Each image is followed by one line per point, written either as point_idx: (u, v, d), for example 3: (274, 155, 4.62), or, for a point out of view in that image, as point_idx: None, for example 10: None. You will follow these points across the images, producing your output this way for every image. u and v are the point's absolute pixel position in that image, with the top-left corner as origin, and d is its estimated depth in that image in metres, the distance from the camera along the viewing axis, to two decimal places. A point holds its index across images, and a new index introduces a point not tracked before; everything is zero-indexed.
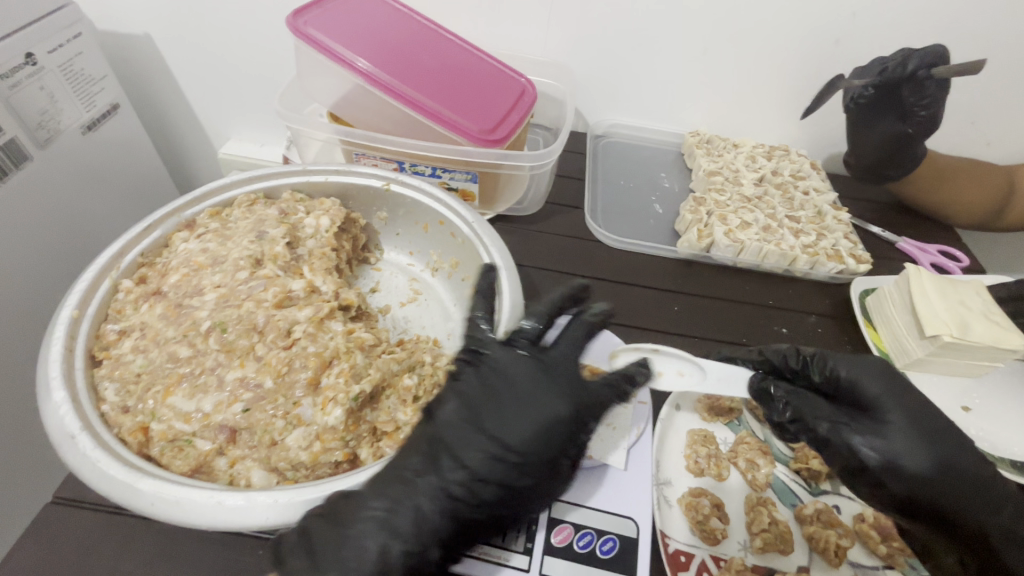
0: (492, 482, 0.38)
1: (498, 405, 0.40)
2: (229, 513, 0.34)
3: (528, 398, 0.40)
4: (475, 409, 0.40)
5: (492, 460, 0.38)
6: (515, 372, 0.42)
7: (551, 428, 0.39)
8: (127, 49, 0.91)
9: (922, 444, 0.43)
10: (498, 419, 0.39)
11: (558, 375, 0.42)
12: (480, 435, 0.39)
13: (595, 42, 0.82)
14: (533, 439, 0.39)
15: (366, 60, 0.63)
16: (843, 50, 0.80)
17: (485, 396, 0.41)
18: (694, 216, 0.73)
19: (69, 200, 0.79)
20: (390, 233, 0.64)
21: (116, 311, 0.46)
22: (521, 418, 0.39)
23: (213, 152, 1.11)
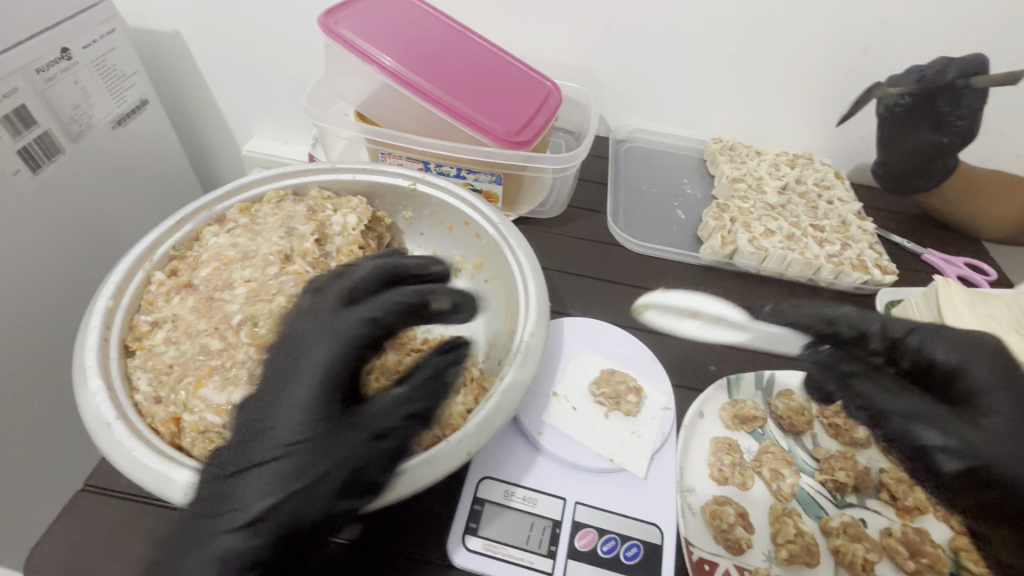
0: (309, 456, 0.35)
1: (272, 378, 0.38)
2: None
3: (290, 362, 0.38)
4: (272, 389, 0.37)
5: (304, 432, 0.35)
6: (306, 330, 0.39)
7: (322, 381, 0.37)
8: (157, 45, 0.93)
9: (1011, 425, 0.41)
10: (294, 394, 0.37)
11: (312, 333, 0.40)
12: (280, 415, 0.36)
13: (621, 46, 0.82)
14: (301, 407, 0.36)
15: (390, 57, 0.63)
16: (871, 58, 0.79)
17: (272, 378, 0.38)
18: (717, 223, 0.72)
19: (97, 192, 0.81)
20: (415, 233, 0.65)
21: (148, 302, 0.46)
22: (297, 380, 0.37)
23: (236, 149, 1.12)
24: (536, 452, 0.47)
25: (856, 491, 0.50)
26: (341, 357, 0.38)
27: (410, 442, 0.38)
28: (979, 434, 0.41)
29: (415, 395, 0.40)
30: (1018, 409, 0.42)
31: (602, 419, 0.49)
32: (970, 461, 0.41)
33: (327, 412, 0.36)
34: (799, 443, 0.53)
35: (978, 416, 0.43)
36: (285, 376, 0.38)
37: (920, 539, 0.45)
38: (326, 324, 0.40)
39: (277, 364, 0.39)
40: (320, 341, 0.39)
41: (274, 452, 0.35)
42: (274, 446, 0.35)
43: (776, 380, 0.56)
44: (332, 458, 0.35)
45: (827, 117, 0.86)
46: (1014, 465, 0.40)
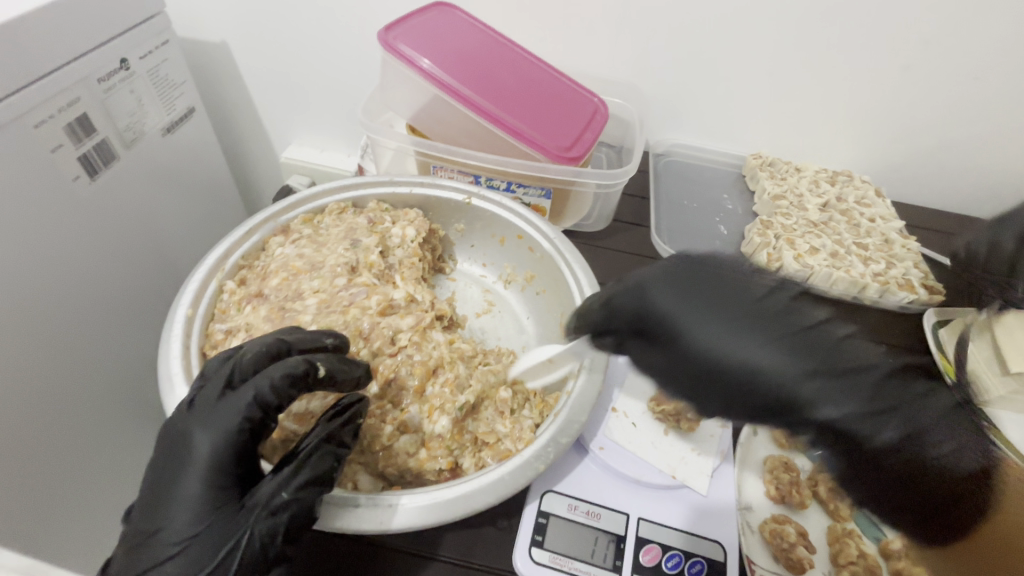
0: (196, 544, 0.35)
1: (171, 464, 0.37)
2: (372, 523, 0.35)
3: (179, 452, 0.36)
4: (168, 476, 0.36)
5: (191, 524, 0.35)
6: (194, 417, 0.37)
7: (207, 473, 0.36)
8: (204, 55, 0.96)
9: (713, 334, 0.36)
10: (181, 482, 0.36)
11: (188, 419, 0.37)
12: (172, 502, 0.36)
13: (663, 62, 0.83)
14: (181, 495, 0.36)
15: (429, 60, 0.65)
16: (914, 76, 0.79)
17: (168, 464, 0.37)
18: (762, 239, 0.73)
19: (146, 197, 0.83)
20: (465, 245, 0.66)
21: (222, 311, 0.48)
22: (187, 472, 0.36)
23: (275, 156, 1.14)
24: (598, 466, 0.47)
25: None
26: (225, 450, 0.36)
27: (309, 512, 0.35)
28: (848, 355, 0.36)
29: (307, 464, 0.36)
30: (713, 317, 0.37)
31: (661, 436, 0.49)
32: (805, 394, 0.34)
33: (215, 499, 0.36)
34: None
35: (679, 351, 0.38)
36: (180, 467, 0.36)
37: None
38: (206, 413, 0.37)
39: (169, 455, 0.37)
40: (204, 430, 0.36)
41: (167, 544, 0.35)
42: (168, 537, 0.35)
43: None
44: (217, 545, 0.35)
45: (867, 134, 0.87)
46: (732, 369, 0.36)
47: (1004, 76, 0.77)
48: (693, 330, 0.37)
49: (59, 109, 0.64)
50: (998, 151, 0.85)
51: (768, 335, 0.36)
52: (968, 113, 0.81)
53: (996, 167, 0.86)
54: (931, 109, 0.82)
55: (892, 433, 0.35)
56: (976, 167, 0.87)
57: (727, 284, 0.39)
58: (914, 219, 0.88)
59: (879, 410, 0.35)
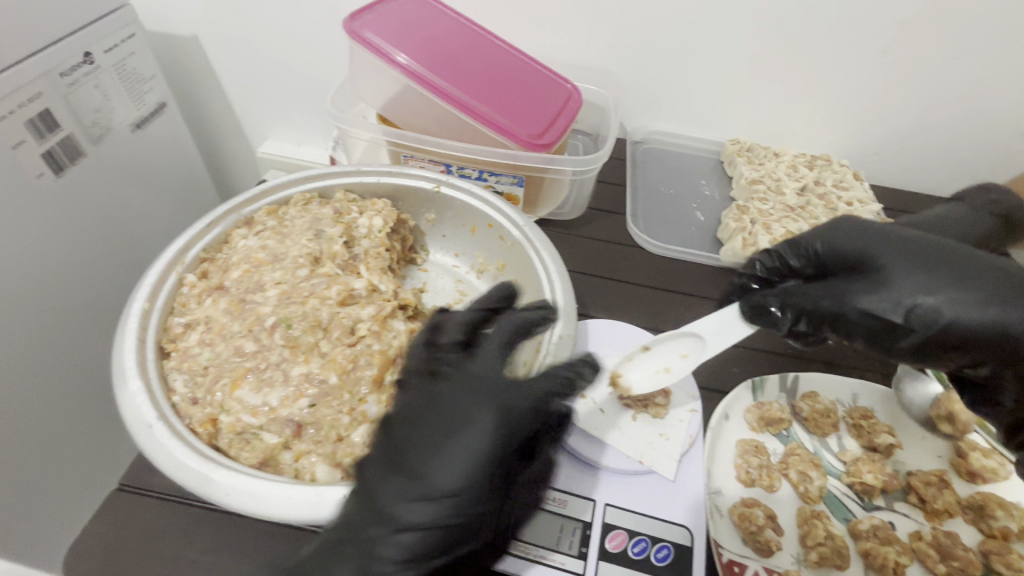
0: (418, 521, 0.34)
1: (410, 436, 0.37)
2: (300, 507, 0.35)
3: (459, 424, 0.37)
4: (398, 447, 0.37)
5: (426, 501, 0.34)
6: (447, 396, 0.38)
7: (472, 448, 0.35)
8: (175, 49, 0.94)
9: (908, 274, 0.42)
10: (417, 452, 0.36)
11: (442, 391, 0.38)
12: (397, 473, 0.35)
13: (638, 47, 0.82)
14: (477, 466, 0.35)
15: (406, 56, 0.63)
16: (891, 58, 0.78)
17: (403, 435, 0.37)
18: (738, 224, 0.72)
19: (116, 193, 0.81)
20: (437, 235, 0.65)
21: (181, 305, 0.47)
22: (458, 448, 0.36)
23: (251, 152, 1.13)
24: (565, 453, 0.47)
25: (884, 494, 0.50)
26: (501, 431, 0.36)
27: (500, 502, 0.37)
28: (985, 268, 0.42)
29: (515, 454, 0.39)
30: (914, 260, 0.43)
31: (629, 422, 0.50)
32: (992, 315, 0.39)
33: (497, 478, 0.35)
34: (825, 445, 0.53)
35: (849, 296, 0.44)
36: (415, 438, 0.37)
37: (951, 542, 0.46)
38: (432, 386, 0.39)
39: (432, 427, 0.37)
40: (481, 404, 0.37)
41: (377, 516, 0.34)
42: (382, 510, 0.34)
43: (799, 382, 0.56)
44: (449, 524, 0.34)
45: (845, 117, 0.86)
46: (946, 320, 0.40)
47: (979, 56, 0.76)
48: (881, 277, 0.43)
49: (18, 105, 0.63)
50: (976, 133, 0.84)
51: (933, 273, 0.42)
52: (945, 95, 0.81)
53: (974, 149, 0.86)
54: (908, 92, 0.82)
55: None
56: (954, 150, 0.87)
57: (873, 235, 0.47)
58: (892, 202, 0.88)
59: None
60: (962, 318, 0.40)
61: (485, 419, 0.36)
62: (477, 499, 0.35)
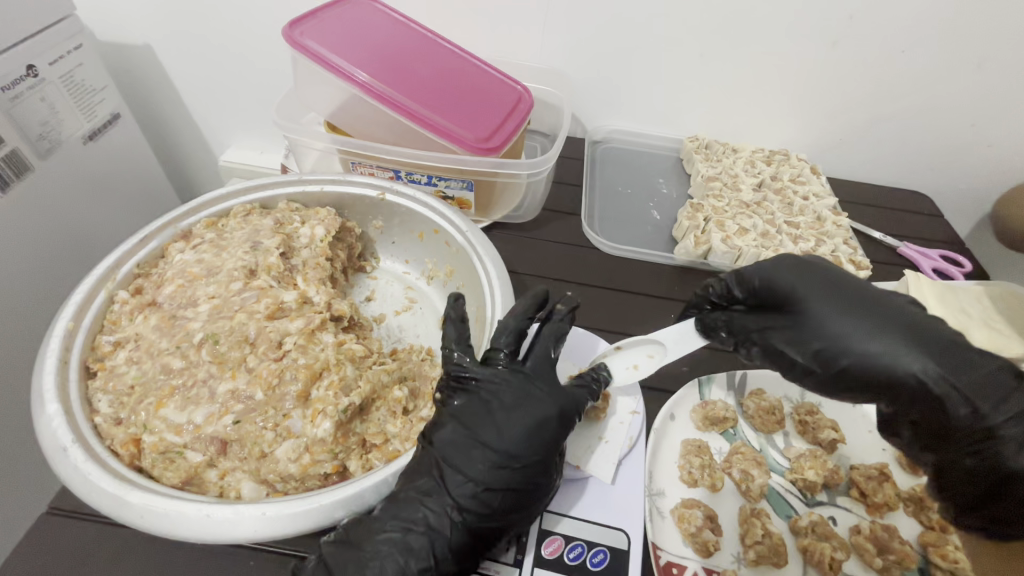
0: (496, 489, 0.38)
1: (480, 413, 0.41)
2: (217, 526, 0.34)
3: (520, 405, 0.41)
4: (473, 425, 0.41)
5: (499, 470, 0.39)
6: (507, 388, 0.42)
7: (540, 428, 0.41)
8: (128, 58, 0.93)
9: (836, 319, 0.42)
10: (498, 429, 0.40)
11: (508, 379, 0.43)
12: (475, 446, 0.40)
13: (591, 47, 0.82)
14: (535, 441, 0.40)
15: (366, 73, 0.63)
16: (842, 51, 0.79)
17: (477, 413, 0.41)
18: (691, 223, 0.73)
19: (68, 207, 0.80)
20: (386, 242, 0.65)
21: (112, 323, 0.46)
22: (517, 432, 0.40)
23: (214, 160, 1.12)
24: None
25: (826, 489, 0.50)
26: (556, 422, 0.42)
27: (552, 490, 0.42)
28: (894, 305, 0.42)
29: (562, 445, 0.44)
30: (845, 305, 0.42)
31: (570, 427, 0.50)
32: (883, 356, 0.39)
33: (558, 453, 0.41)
34: (771, 442, 0.53)
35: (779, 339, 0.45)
36: (492, 414, 0.41)
37: (888, 536, 0.46)
38: (492, 376, 0.43)
39: (500, 405, 0.41)
40: (542, 397, 0.42)
41: (455, 482, 0.38)
42: (461, 475, 0.39)
43: (747, 380, 0.56)
44: (523, 495, 0.39)
45: (800, 113, 0.87)
46: (840, 358, 0.41)
47: (927, 48, 0.77)
48: (810, 323, 0.43)
49: None
50: (929, 125, 0.85)
51: (841, 310, 0.42)
52: (897, 87, 0.82)
53: (928, 140, 0.87)
54: (859, 86, 0.82)
55: (1001, 413, 0.38)
56: (909, 141, 0.88)
57: (801, 263, 0.47)
58: (850, 195, 0.89)
59: (985, 387, 0.38)
60: (882, 370, 0.39)
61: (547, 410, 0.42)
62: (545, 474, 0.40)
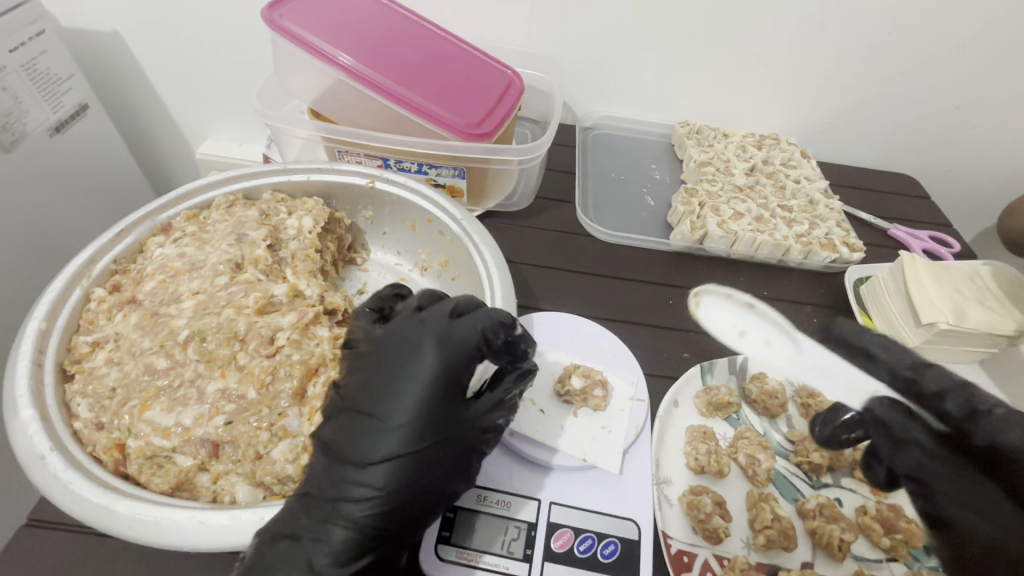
0: (395, 465, 0.34)
1: (365, 385, 0.37)
2: (212, 534, 0.32)
3: (403, 364, 0.36)
4: (357, 397, 0.36)
5: (393, 443, 0.34)
6: (388, 344, 0.37)
7: (429, 385, 0.35)
8: (96, 46, 0.88)
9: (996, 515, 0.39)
10: (383, 398, 0.35)
11: (389, 338, 0.38)
12: (363, 421, 0.35)
13: (580, 30, 0.80)
14: (427, 400, 0.35)
15: (348, 55, 0.61)
16: (831, 33, 0.78)
17: (361, 385, 0.37)
18: (686, 208, 0.72)
19: (36, 203, 0.76)
20: (377, 232, 0.62)
21: (88, 322, 0.43)
22: (396, 394, 0.35)
23: (191, 153, 1.07)
24: (511, 454, 0.46)
25: (832, 471, 0.50)
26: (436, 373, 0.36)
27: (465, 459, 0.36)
28: None
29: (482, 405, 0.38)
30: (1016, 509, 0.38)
31: (571, 419, 0.48)
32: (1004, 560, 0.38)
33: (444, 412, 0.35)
34: (774, 425, 0.53)
35: (951, 507, 0.42)
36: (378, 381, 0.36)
37: (894, 515, 0.46)
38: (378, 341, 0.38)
39: (381, 370, 0.36)
40: (422, 346, 0.36)
41: (353, 467, 0.34)
42: (355, 459, 0.34)
43: (747, 366, 0.57)
44: (412, 467, 0.35)
45: (789, 96, 0.86)
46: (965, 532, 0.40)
47: (914, 30, 0.77)
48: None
49: None
50: (916, 107, 0.85)
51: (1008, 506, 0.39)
52: (885, 69, 0.81)
53: (915, 122, 0.87)
54: (848, 68, 0.82)
55: None
56: (897, 123, 0.88)
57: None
58: (840, 178, 0.89)
59: None
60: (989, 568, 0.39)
61: (428, 361, 0.36)
62: (451, 429, 0.36)
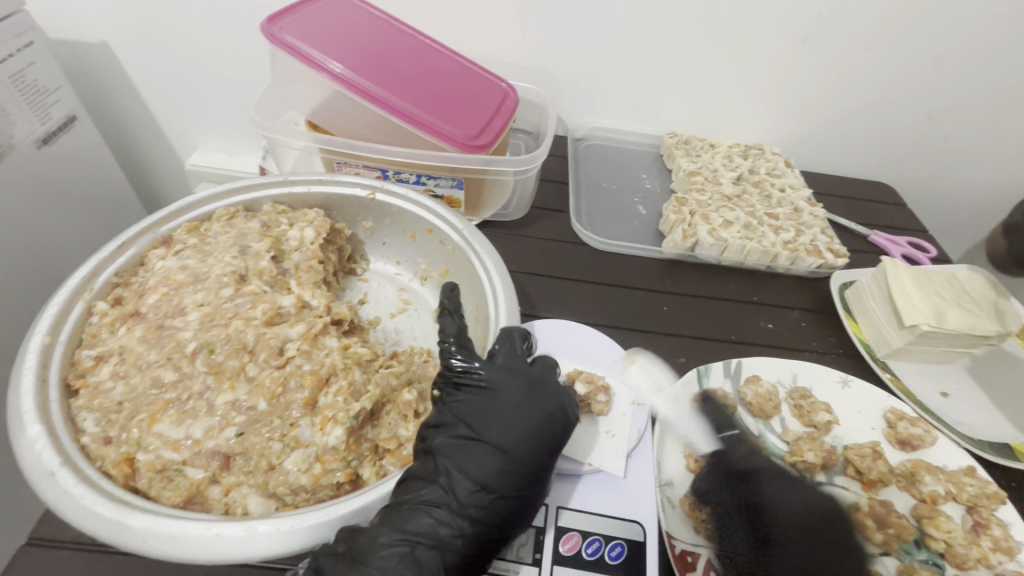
0: (501, 495, 0.37)
1: (483, 414, 0.39)
2: (229, 545, 0.32)
3: (529, 403, 0.40)
4: (478, 425, 0.39)
5: (506, 475, 0.37)
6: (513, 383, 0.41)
7: (551, 428, 0.39)
8: (83, 58, 0.87)
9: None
10: (504, 432, 0.38)
11: (517, 376, 0.41)
12: (478, 449, 0.38)
13: (571, 44, 0.82)
14: (542, 442, 0.39)
15: (342, 65, 0.62)
16: (810, 48, 0.82)
17: (480, 415, 0.39)
18: (677, 217, 0.74)
19: (22, 216, 0.75)
20: (377, 243, 0.63)
21: (91, 336, 0.43)
22: (520, 431, 0.38)
23: (179, 165, 1.06)
24: None
25: (825, 470, 0.52)
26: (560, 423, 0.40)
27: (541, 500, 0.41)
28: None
29: None
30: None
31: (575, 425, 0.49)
32: None
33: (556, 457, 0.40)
34: (769, 427, 0.55)
35: (790, 553, 0.42)
36: (498, 414, 0.39)
37: (886, 510, 0.48)
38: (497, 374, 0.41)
39: (511, 406, 0.39)
40: (551, 397, 0.41)
41: (461, 491, 0.36)
42: (465, 484, 0.36)
43: (741, 368, 0.58)
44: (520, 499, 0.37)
45: (771, 108, 0.89)
46: None
47: (887, 45, 0.80)
48: None
49: None
50: (892, 119, 0.89)
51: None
52: (862, 82, 0.85)
53: (891, 133, 0.91)
54: (827, 82, 0.86)
55: None
56: (874, 134, 0.92)
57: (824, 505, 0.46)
58: (822, 187, 0.92)
59: None
60: None
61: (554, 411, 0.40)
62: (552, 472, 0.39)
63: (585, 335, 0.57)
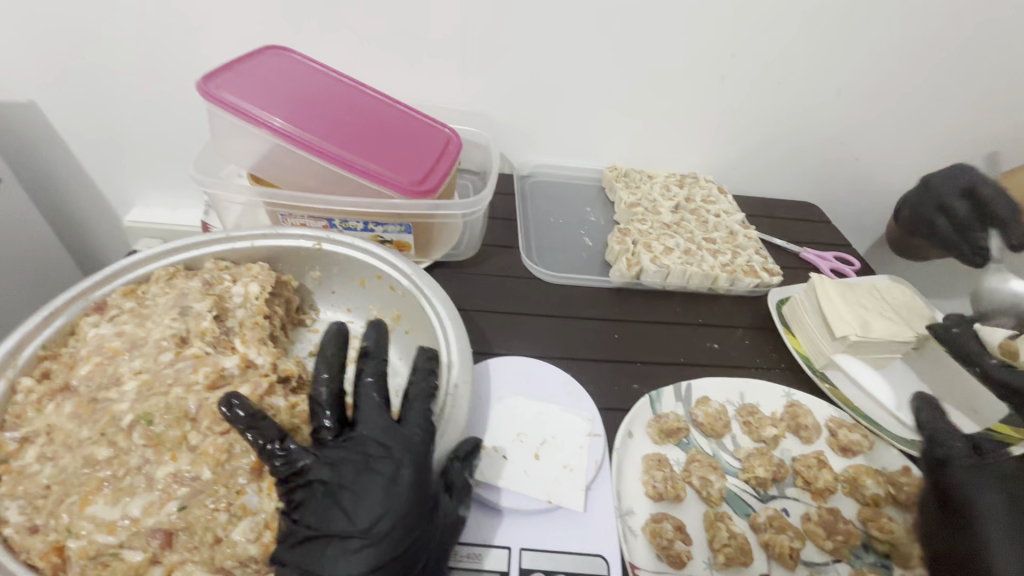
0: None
1: (325, 506, 0.37)
2: None
3: (365, 476, 0.38)
4: (321, 520, 0.36)
5: (366, 557, 0.35)
6: (344, 463, 0.38)
7: (399, 487, 0.38)
8: (9, 118, 0.84)
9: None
10: (347, 514, 0.36)
11: (346, 454, 0.39)
12: (325, 544, 0.35)
13: (510, 88, 0.86)
14: (391, 504, 0.37)
15: (285, 121, 0.62)
16: (730, 84, 0.88)
17: (321, 509, 0.37)
18: (622, 247, 0.77)
19: None
20: (325, 292, 0.62)
21: (15, 416, 0.40)
22: (369, 505, 0.37)
23: (117, 222, 1.02)
24: (476, 504, 0.45)
25: (777, 483, 0.54)
26: (410, 474, 0.38)
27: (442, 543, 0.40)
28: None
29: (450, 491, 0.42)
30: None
31: (533, 461, 0.48)
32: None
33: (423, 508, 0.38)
34: (722, 445, 0.57)
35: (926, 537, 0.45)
36: (341, 503, 0.37)
37: (834, 518, 0.50)
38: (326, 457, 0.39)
39: (349, 491, 0.37)
40: (388, 457, 0.39)
41: None
42: None
43: (692, 390, 0.61)
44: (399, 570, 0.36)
45: (701, 139, 0.96)
46: None
47: (797, 79, 0.88)
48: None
49: None
50: (809, 144, 0.97)
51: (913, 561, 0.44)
52: (779, 113, 0.93)
53: (810, 157, 0.99)
54: (748, 113, 0.92)
55: None
56: (796, 158, 0.99)
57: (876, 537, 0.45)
58: (755, 210, 0.98)
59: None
60: None
61: (401, 468, 0.39)
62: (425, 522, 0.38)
63: (535, 367, 0.57)
